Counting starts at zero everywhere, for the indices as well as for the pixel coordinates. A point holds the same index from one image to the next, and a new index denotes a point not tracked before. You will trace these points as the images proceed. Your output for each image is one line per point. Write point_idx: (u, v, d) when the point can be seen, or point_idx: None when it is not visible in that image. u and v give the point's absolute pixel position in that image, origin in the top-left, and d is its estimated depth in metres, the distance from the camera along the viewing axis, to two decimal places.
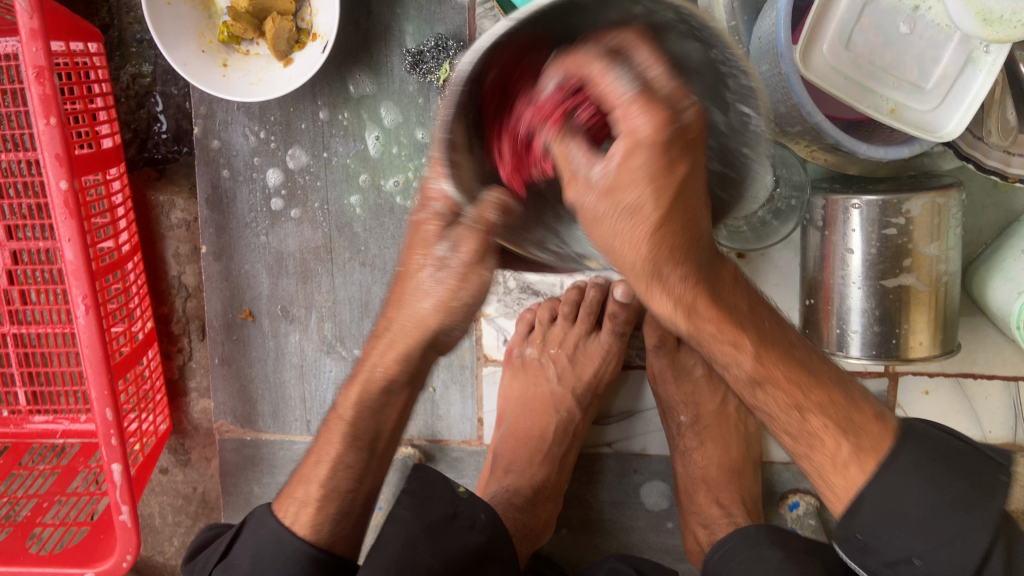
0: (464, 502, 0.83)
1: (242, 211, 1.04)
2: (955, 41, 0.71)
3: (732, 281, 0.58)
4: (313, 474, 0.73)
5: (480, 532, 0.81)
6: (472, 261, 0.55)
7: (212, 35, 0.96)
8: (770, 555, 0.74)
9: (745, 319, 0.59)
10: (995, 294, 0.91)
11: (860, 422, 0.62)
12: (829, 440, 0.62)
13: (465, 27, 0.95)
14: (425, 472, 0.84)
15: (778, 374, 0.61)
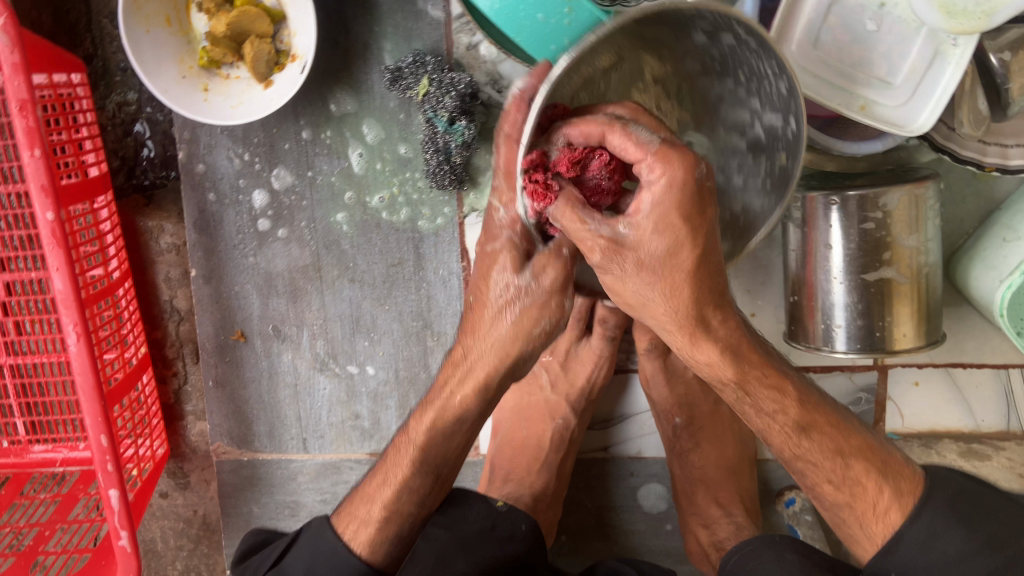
0: (503, 516, 0.82)
1: (230, 233, 1.05)
2: (922, 36, 0.73)
3: (763, 338, 0.67)
4: (377, 495, 0.74)
5: (520, 542, 0.82)
6: (554, 287, 0.65)
7: (193, 61, 0.97)
8: (791, 559, 0.72)
9: (783, 368, 0.66)
10: (979, 284, 0.92)
11: (895, 469, 0.67)
12: (872, 487, 0.66)
13: (443, 42, 0.96)
14: (463, 494, 0.82)
15: (820, 421, 0.66)
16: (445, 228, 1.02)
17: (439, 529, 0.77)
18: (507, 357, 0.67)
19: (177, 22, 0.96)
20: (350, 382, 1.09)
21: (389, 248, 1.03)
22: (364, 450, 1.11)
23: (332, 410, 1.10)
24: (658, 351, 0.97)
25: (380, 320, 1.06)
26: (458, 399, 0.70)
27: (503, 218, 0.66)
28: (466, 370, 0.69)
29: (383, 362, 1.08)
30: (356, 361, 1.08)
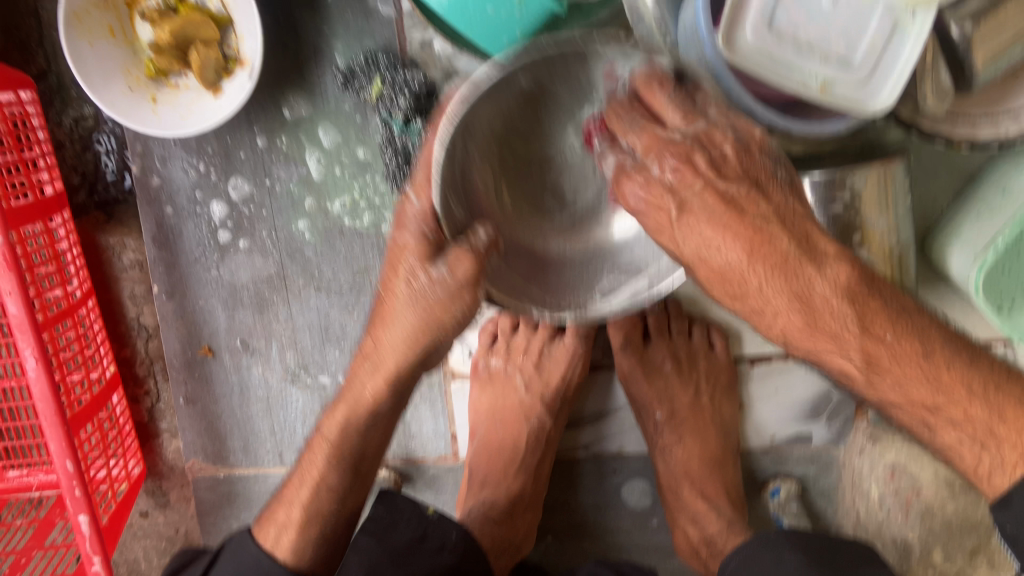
0: (432, 524, 0.84)
1: (190, 247, 1.03)
2: (880, 10, 0.70)
3: (849, 263, 0.62)
4: (295, 497, 0.75)
5: (449, 554, 0.82)
6: (464, 282, 0.66)
7: (139, 71, 0.94)
8: (792, 559, 0.70)
9: (883, 302, 0.62)
10: (955, 262, 0.89)
11: (1003, 402, 0.60)
12: (980, 413, 0.60)
13: (395, 39, 0.92)
14: (392, 500, 0.84)
15: (885, 356, 0.61)
16: None
17: (366, 536, 0.80)
18: None
19: (120, 32, 0.93)
20: (323, 393, 1.06)
21: (355, 254, 1.01)
22: None
23: (306, 422, 1.08)
24: (634, 345, 0.95)
25: (349, 328, 1.04)
26: (370, 393, 0.73)
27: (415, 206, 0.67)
28: (376, 363, 0.72)
29: None
30: (328, 371, 1.06)
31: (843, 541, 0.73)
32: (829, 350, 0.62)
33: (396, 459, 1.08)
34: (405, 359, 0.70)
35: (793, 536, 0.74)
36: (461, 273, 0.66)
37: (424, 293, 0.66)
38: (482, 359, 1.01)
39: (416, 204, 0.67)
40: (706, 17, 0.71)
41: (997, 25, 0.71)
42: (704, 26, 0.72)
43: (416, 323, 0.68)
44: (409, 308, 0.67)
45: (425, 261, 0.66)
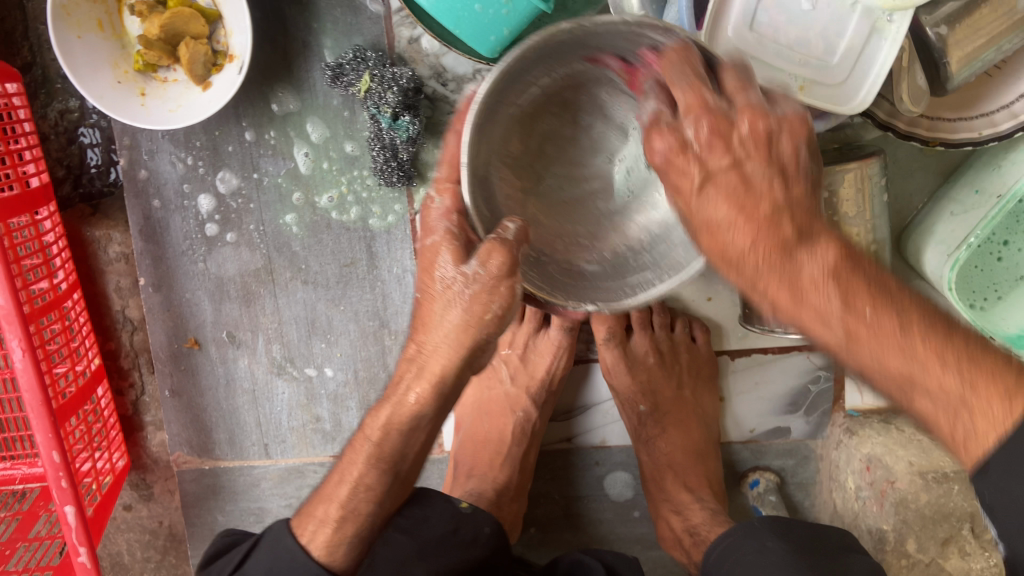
0: (467, 518, 0.84)
1: (177, 239, 1.03)
2: (857, 13, 0.72)
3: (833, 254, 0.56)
4: (334, 493, 0.71)
5: (483, 546, 0.84)
6: (499, 274, 0.60)
7: (128, 65, 0.95)
8: (774, 548, 0.71)
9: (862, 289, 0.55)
10: (929, 259, 0.92)
11: (984, 372, 0.51)
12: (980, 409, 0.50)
13: (384, 36, 0.94)
14: (426, 493, 0.81)
15: (916, 352, 0.53)
16: (397, 225, 1.00)
17: (400, 533, 0.78)
18: (464, 357, 0.64)
19: (109, 26, 0.93)
20: (310, 385, 1.07)
21: (341, 248, 1.02)
22: (327, 452, 1.10)
23: (292, 414, 1.09)
24: (617, 339, 0.96)
25: (336, 322, 1.05)
26: (416, 400, 0.66)
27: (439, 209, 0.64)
28: (421, 367, 0.66)
29: (341, 363, 1.06)
30: (314, 364, 1.07)
31: (819, 529, 0.74)
32: (829, 335, 0.56)
33: None
34: (449, 360, 0.64)
35: (778, 524, 0.74)
36: (493, 267, 0.60)
37: (454, 288, 0.62)
38: None
39: (440, 202, 0.64)
40: (689, 18, 0.73)
41: (972, 29, 0.74)
42: (687, 27, 0.74)
43: (450, 324, 0.63)
44: (440, 312, 0.63)
45: (458, 260, 0.62)
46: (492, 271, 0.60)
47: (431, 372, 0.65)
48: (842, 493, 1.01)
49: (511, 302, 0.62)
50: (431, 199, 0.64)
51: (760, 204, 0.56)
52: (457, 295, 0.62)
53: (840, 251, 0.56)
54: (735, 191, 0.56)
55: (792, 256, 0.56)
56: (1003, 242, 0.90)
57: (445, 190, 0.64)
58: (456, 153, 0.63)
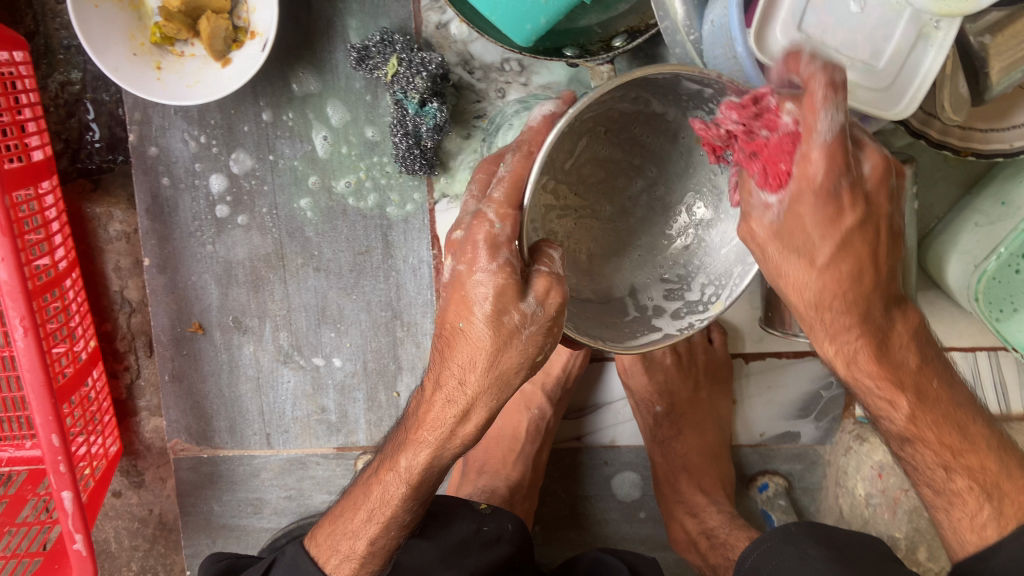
0: (488, 517, 0.85)
1: (185, 220, 1.00)
2: (905, 18, 0.71)
3: (908, 338, 0.66)
4: (360, 531, 0.73)
5: (507, 543, 0.84)
6: (557, 314, 0.58)
7: (143, 38, 0.91)
8: (816, 554, 0.71)
9: (910, 380, 0.67)
10: (953, 269, 0.92)
11: (1010, 462, 0.68)
12: (970, 500, 0.67)
13: (411, 20, 0.92)
14: (444, 503, 0.84)
15: (928, 435, 0.68)
16: (415, 214, 0.98)
17: (422, 541, 0.79)
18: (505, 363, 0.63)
19: None
20: (316, 374, 1.05)
21: (356, 236, 0.99)
22: (331, 444, 1.08)
23: (296, 404, 1.06)
24: None
25: (347, 311, 1.02)
26: (459, 439, 0.66)
27: (481, 226, 0.56)
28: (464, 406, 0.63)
29: (350, 353, 1.04)
30: (322, 353, 1.04)
31: (860, 537, 0.75)
32: (886, 395, 0.67)
33: None
34: (497, 398, 0.63)
35: (816, 530, 0.75)
36: (551, 306, 0.58)
37: (510, 329, 0.59)
38: None
39: (500, 229, 0.56)
40: (739, 15, 0.71)
41: (1013, 39, 0.74)
42: (736, 24, 0.72)
43: (497, 363, 0.60)
44: (486, 350, 0.60)
45: (517, 299, 0.57)
46: (548, 316, 0.58)
47: (474, 408, 0.63)
48: (851, 500, 1.01)
49: (557, 337, 0.61)
50: (486, 220, 0.56)
51: (880, 259, 0.62)
52: (513, 338, 0.59)
53: (919, 321, 0.68)
54: (872, 240, 0.60)
55: (885, 340, 0.65)
56: None
57: (504, 215, 0.55)
58: (525, 174, 0.55)
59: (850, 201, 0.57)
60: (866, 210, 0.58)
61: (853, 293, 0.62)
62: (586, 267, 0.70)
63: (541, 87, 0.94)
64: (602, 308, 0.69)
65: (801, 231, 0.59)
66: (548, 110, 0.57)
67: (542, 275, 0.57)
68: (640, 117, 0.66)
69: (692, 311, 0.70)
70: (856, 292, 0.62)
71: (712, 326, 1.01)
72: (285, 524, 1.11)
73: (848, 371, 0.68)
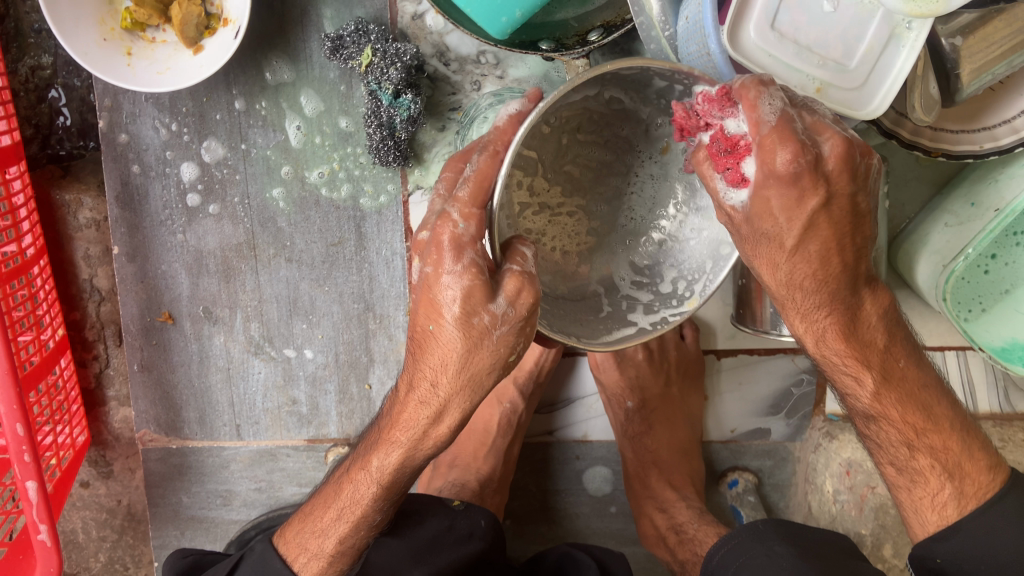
0: (461, 514, 0.85)
1: (156, 208, 0.99)
2: (877, 18, 0.71)
3: (876, 315, 0.65)
4: (329, 530, 0.73)
5: (480, 539, 0.84)
6: (526, 315, 0.58)
7: (114, 23, 0.90)
8: (782, 552, 0.72)
9: (876, 357, 0.66)
10: (922, 269, 0.92)
11: (973, 444, 0.69)
12: (932, 479, 0.68)
13: (386, 10, 0.91)
14: (416, 500, 0.84)
15: (893, 412, 0.68)
16: (388, 206, 0.98)
17: (390, 538, 0.79)
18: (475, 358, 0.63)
19: None
20: (287, 366, 1.04)
21: (329, 227, 0.98)
22: (302, 436, 1.07)
23: (267, 395, 1.06)
24: None
25: (319, 302, 1.02)
26: (433, 439, 0.65)
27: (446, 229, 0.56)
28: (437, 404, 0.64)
29: (322, 345, 1.03)
30: (293, 345, 1.03)
31: (826, 536, 0.75)
32: (854, 374, 0.67)
33: (358, 437, 1.06)
34: (470, 400, 0.62)
35: (784, 527, 0.75)
36: (521, 307, 0.57)
37: (480, 329, 0.58)
38: None
39: (464, 229, 0.56)
40: (713, 12, 0.71)
41: (984, 41, 0.74)
42: (709, 21, 0.71)
43: (469, 364, 0.60)
44: (458, 352, 0.60)
45: (485, 300, 0.57)
46: (517, 316, 0.58)
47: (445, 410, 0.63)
48: (820, 496, 1.02)
49: (529, 338, 0.61)
50: (450, 220, 0.56)
51: (846, 242, 0.60)
52: (483, 339, 0.59)
53: (890, 300, 0.66)
54: (842, 223, 0.59)
55: (855, 319, 0.64)
56: (991, 255, 0.93)
57: (469, 215, 0.56)
58: (491, 175, 0.55)
59: (811, 183, 0.56)
60: (830, 193, 0.57)
61: (824, 273, 0.61)
62: (561, 268, 0.69)
63: (516, 81, 0.94)
64: (578, 305, 0.69)
65: (768, 216, 0.58)
66: (515, 109, 0.56)
67: (510, 274, 0.57)
68: (603, 113, 0.65)
69: (665, 304, 0.70)
70: (824, 270, 0.61)
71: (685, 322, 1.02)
72: (255, 516, 1.10)
73: (818, 352, 0.67)
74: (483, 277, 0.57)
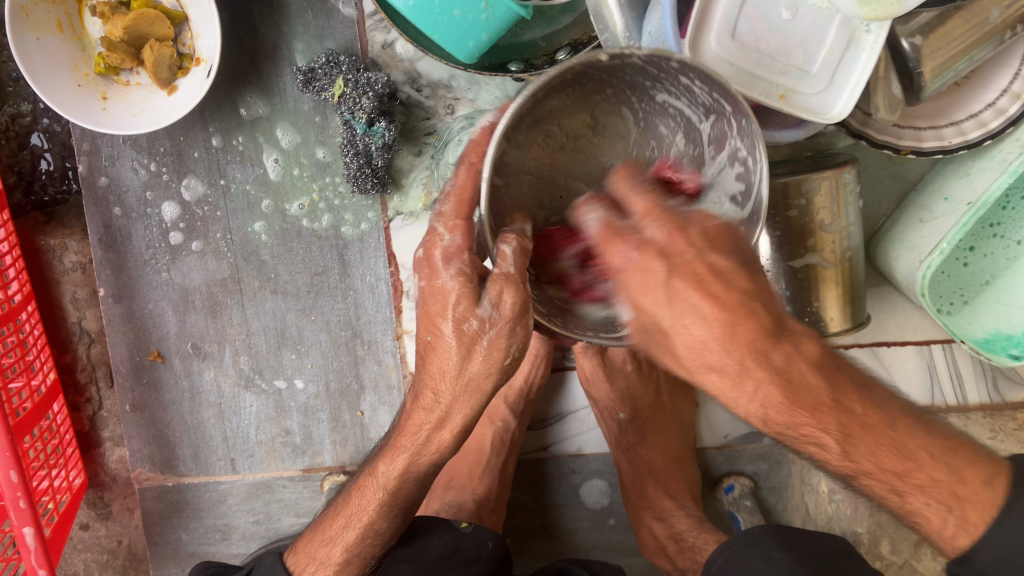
0: (469, 537, 0.84)
1: (139, 248, 0.99)
2: (836, 23, 0.72)
3: (805, 372, 0.58)
4: (340, 537, 0.74)
5: (486, 563, 0.84)
6: (517, 315, 0.58)
7: (88, 68, 0.91)
8: (780, 557, 0.72)
9: (829, 414, 0.58)
10: (900, 263, 0.93)
11: (960, 465, 0.61)
12: (934, 515, 0.62)
13: (356, 41, 0.92)
14: (425, 521, 0.83)
15: (869, 465, 0.60)
16: (370, 233, 0.98)
17: (400, 563, 0.79)
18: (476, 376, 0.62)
19: (69, 28, 0.90)
20: (279, 398, 1.05)
21: (313, 257, 0.99)
22: (297, 466, 1.07)
23: (260, 427, 1.06)
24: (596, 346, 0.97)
25: (307, 332, 1.02)
26: (435, 444, 0.66)
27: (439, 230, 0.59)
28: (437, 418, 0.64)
29: (312, 374, 1.04)
30: (283, 376, 1.04)
31: (821, 538, 0.76)
32: (808, 426, 0.58)
33: (353, 463, 1.06)
34: (471, 407, 0.62)
35: (780, 532, 0.76)
36: (507, 308, 0.57)
37: (470, 334, 0.59)
38: None
39: (451, 240, 0.59)
40: (673, 27, 0.72)
41: (944, 38, 0.75)
42: (670, 35, 0.73)
43: (465, 368, 0.60)
44: (453, 357, 0.60)
45: (472, 305, 0.58)
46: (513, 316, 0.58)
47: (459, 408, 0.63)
48: (816, 496, 1.02)
49: (527, 343, 0.60)
50: (438, 233, 0.59)
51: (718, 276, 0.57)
52: (474, 344, 0.59)
53: (817, 352, 0.59)
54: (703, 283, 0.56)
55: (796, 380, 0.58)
56: (969, 249, 0.93)
57: (454, 226, 0.59)
58: (469, 190, 0.58)
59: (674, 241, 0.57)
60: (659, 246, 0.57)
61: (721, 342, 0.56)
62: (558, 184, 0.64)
63: (489, 103, 0.95)
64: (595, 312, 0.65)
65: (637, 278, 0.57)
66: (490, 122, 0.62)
67: (491, 280, 0.57)
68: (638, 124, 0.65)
69: None
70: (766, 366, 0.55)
71: None
72: (254, 549, 1.10)
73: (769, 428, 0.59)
74: (476, 286, 0.59)
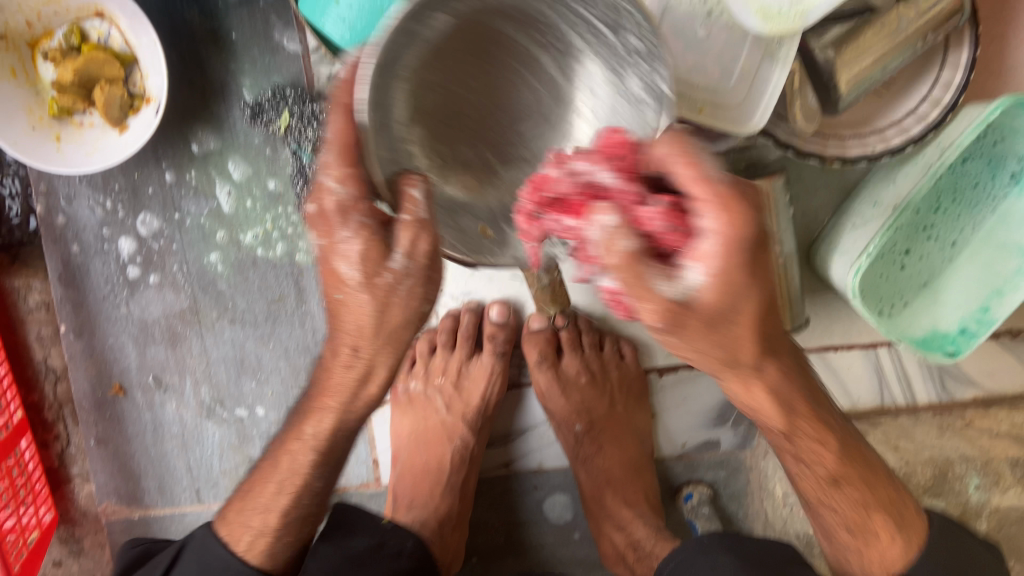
0: (390, 533, 0.88)
1: (98, 284, 1.01)
2: (749, 40, 0.71)
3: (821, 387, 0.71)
4: (272, 503, 0.72)
5: (408, 558, 0.86)
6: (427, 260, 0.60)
7: (42, 111, 0.94)
8: (728, 563, 0.74)
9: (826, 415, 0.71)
10: (836, 269, 0.95)
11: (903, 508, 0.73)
12: (883, 537, 0.71)
13: (302, 74, 0.95)
14: (348, 512, 0.86)
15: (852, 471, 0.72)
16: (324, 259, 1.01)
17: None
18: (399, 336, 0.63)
19: (23, 74, 0.93)
20: (241, 426, 1.06)
21: (269, 285, 1.02)
22: None
23: (223, 456, 1.07)
24: (549, 361, 0.99)
25: (266, 359, 1.04)
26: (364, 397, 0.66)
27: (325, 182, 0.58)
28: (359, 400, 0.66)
29: (273, 402, 1.05)
30: (244, 405, 1.06)
31: (769, 543, 0.78)
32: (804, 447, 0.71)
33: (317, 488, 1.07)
34: (393, 357, 0.64)
35: (729, 539, 0.78)
36: (420, 255, 0.59)
37: (384, 287, 0.59)
38: (402, 383, 1.04)
39: (342, 193, 0.58)
40: None
41: (858, 50, 0.77)
42: None
43: (384, 320, 0.61)
44: (369, 314, 0.60)
45: (382, 256, 0.59)
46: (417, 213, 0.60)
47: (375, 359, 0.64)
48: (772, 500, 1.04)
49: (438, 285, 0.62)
50: (326, 186, 0.58)
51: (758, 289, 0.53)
52: (391, 295, 0.60)
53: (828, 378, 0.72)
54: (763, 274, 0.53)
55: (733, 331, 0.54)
56: (906, 252, 0.94)
57: (342, 176, 0.57)
58: (349, 133, 0.56)
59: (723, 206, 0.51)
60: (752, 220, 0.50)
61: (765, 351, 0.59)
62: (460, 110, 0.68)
63: None
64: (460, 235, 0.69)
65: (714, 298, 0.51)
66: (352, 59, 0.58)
67: (402, 225, 0.59)
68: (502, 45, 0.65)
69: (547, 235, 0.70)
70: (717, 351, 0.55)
71: (623, 343, 1.04)
72: None
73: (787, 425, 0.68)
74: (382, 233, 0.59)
